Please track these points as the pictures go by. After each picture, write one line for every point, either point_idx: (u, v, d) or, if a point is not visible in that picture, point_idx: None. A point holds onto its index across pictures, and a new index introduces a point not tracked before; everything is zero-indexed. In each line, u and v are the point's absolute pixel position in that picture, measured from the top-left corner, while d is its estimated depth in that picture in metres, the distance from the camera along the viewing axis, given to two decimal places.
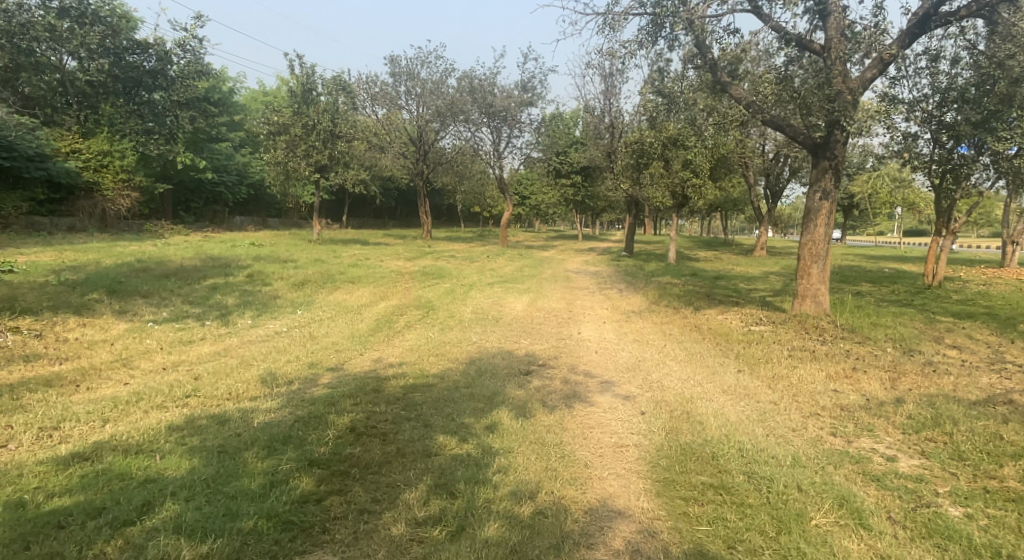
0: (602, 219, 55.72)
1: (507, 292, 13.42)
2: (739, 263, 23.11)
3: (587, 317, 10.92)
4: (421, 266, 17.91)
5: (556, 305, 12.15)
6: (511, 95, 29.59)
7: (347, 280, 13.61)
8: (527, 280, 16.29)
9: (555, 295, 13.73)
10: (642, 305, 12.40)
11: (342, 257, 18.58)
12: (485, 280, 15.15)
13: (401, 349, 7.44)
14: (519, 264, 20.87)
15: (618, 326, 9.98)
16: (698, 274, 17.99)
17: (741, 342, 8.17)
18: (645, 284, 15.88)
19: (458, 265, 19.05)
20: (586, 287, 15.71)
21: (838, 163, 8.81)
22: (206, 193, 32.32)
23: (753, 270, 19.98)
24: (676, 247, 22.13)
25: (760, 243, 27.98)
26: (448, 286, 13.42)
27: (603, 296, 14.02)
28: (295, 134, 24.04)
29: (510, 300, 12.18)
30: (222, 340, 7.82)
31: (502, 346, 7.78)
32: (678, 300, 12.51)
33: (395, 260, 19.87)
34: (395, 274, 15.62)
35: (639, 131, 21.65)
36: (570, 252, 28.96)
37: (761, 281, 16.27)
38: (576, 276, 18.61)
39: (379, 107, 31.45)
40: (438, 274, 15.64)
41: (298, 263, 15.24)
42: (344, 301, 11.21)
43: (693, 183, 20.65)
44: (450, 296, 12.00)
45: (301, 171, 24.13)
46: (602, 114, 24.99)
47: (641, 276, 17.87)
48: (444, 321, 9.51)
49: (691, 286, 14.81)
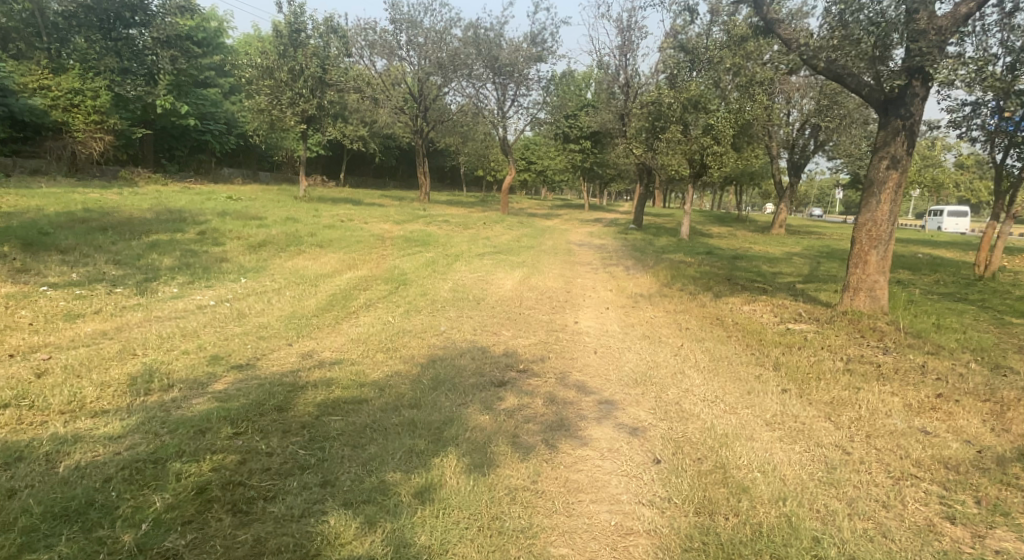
0: (611, 189, 53.56)
1: (498, 265, 11.68)
2: (756, 242, 21.29)
3: (587, 301, 9.24)
4: (408, 231, 16.13)
5: (552, 284, 10.45)
6: (519, 49, 27.26)
7: (316, 243, 11.91)
8: (524, 253, 14.52)
9: (551, 271, 12.01)
10: (654, 288, 10.66)
11: (322, 217, 16.82)
12: (474, 251, 13.38)
13: (345, 340, 5.76)
14: (518, 233, 19.07)
15: (624, 315, 8.27)
16: (714, 252, 16.19)
17: (780, 345, 6.46)
18: (656, 261, 14.13)
19: (450, 232, 17.26)
20: (589, 263, 13.94)
21: (914, 122, 6.93)
22: (191, 141, 30.36)
23: (774, 251, 18.15)
24: (691, 222, 20.26)
25: (777, 222, 26.09)
26: (431, 256, 11.70)
27: (609, 274, 12.26)
28: (281, 80, 22.00)
29: (499, 276, 10.45)
30: (122, 315, 6.14)
31: (478, 340, 6.10)
32: (694, 284, 10.77)
33: (382, 223, 18.09)
34: (376, 238, 13.88)
35: (657, 91, 19.56)
36: (574, 223, 27.06)
37: (786, 264, 14.50)
38: (579, 249, 16.82)
39: (377, 57, 29.19)
40: (422, 242, 13.85)
41: (266, 221, 13.49)
42: (303, 269, 9.53)
43: (713, 151, 18.63)
44: (429, 269, 10.28)
45: (287, 122, 22.13)
46: (616, 72, 22.81)
47: (652, 252, 16.08)
48: (413, 301, 7.83)
49: (708, 266, 13.07)
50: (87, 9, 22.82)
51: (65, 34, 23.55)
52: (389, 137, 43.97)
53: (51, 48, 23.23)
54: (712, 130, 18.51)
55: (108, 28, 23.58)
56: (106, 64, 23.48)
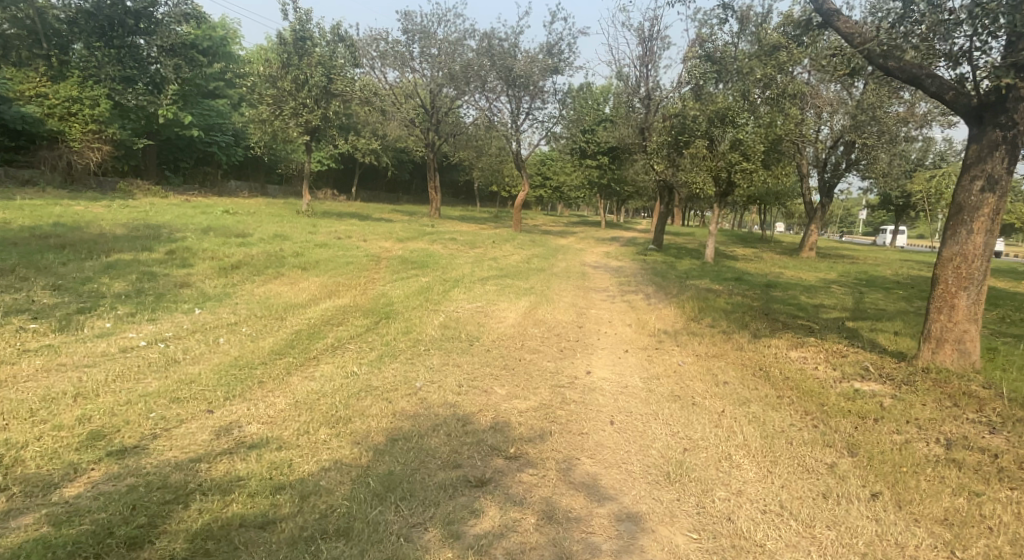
0: (628, 206, 52.18)
1: (501, 293, 10.35)
2: (786, 266, 19.81)
3: (604, 341, 7.85)
4: (408, 250, 14.92)
5: (562, 317, 9.10)
6: (535, 60, 26.09)
7: (301, 265, 10.70)
8: (532, 276, 13.20)
9: (562, 300, 10.67)
10: (681, 324, 9.24)
11: (318, 234, 15.70)
12: (477, 274, 12.09)
13: (286, 402, 4.43)
14: (528, 254, 17.78)
15: (648, 362, 6.87)
16: (743, 279, 14.76)
17: (852, 416, 5.03)
18: (679, 289, 12.72)
19: (454, 251, 16.04)
20: (605, 290, 12.59)
21: (1016, 133, 5.55)
22: (197, 152, 29.68)
23: (808, 277, 16.64)
24: (716, 243, 18.80)
25: (807, 245, 24.62)
26: (425, 281, 10.42)
27: (628, 305, 10.86)
28: (283, 89, 21.07)
29: (500, 306, 9.13)
30: (15, 363, 4.89)
31: (461, 404, 4.74)
32: (726, 318, 9.35)
33: (383, 241, 16.93)
34: (371, 258, 12.67)
35: (681, 103, 18.25)
36: (590, 242, 25.74)
37: (825, 294, 13.03)
38: (594, 272, 15.49)
39: (388, 68, 28.31)
40: (421, 263, 12.60)
41: (251, 239, 12.34)
42: (275, 297, 8.29)
43: (742, 168, 17.17)
44: (421, 297, 8.99)
45: (290, 133, 21.16)
46: (637, 83, 21.56)
47: (674, 277, 14.69)
48: (392, 341, 6.50)
49: (740, 297, 11.64)
50: (88, 15, 22.06)
51: (65, 41, 23.14)
52: (402, 150, 43.12)
53: (51, 55, 22.87)
54: (741, 145, 17.13)
55: (112, 35, 22.87)
56: (107, 72, 22.82)
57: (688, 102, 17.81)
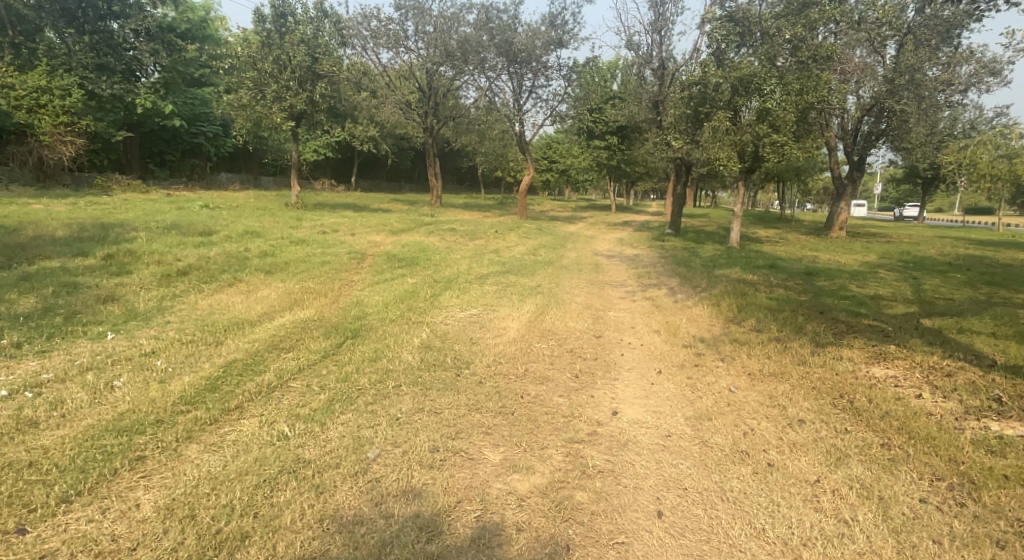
0: (639, 189, 50.22)
1: (502, 295, 8.76)
2: (818, 248, 18.12)
3: (628, 358, 6.25)
4: (400, 244, 13.36)
5: (576, 324, 7.50)
6: (537, 33, 24.24)
7: (269, 266, 9.18)
8: (540, 271, 11.61)
9: (573, 300, 9.05)
10: (720, 329, 7.59)
11: (300, 229, 14.16)
12: (475, 271, 10.47)
13: (156, 507, 2.90)
14: (534, 244, 16.13)
15: (691, 390, 5.25)
16: (778, 266, 13.05)
17: (1008, 484, 3.47)
18: (708, 282, 11.05)
19: (450, 244, 14.42)
20: (622, 286, 10.95)
21: None
22: (183, 144, 28.14)
23: (848, 261, 14.92)
24: (741, 226, 17.03)
25: (837, 223, 22.83)
26: (411, 283, 8.83)
27: (653, 305, 9.21)
28: (264, 71, 19.44)
29: (498, 313, 7.53)
30: None
31: (434, 491, 3.20)
32: (774, 319, 7.71)
33: (374, 234, 15.34)
34: (355, 255, 11.16)
35: (700, 70, 16.40)
36: (601, 227, 24.01)
37: (875, 281, 11.39)
38: (609, 264, 13.82)
39: (382, 48, 26.52)
40: (411, 259, 11.00)
41: (215, 238, 10.78)
42: (221, 312, 6.73)
43: (771, 141, 15.34)
44: (402, 306, 7.40)
45: (273, 118, 19.54)
46: (649, 51, 19.73)
47: (699, 267, 13.02)
48: (354, 372, 4.93)
49: (782, 289, 9.98)
50: None
51: (33, 27, 21.20)
52: (401, 136, 41.36)
53: (17, 42, 20.93)
54: (768, 115, 15.28)
55: (83, 20, 21.43)
56: (79, 59, 21.22)
57: (710, 68, 15.94)
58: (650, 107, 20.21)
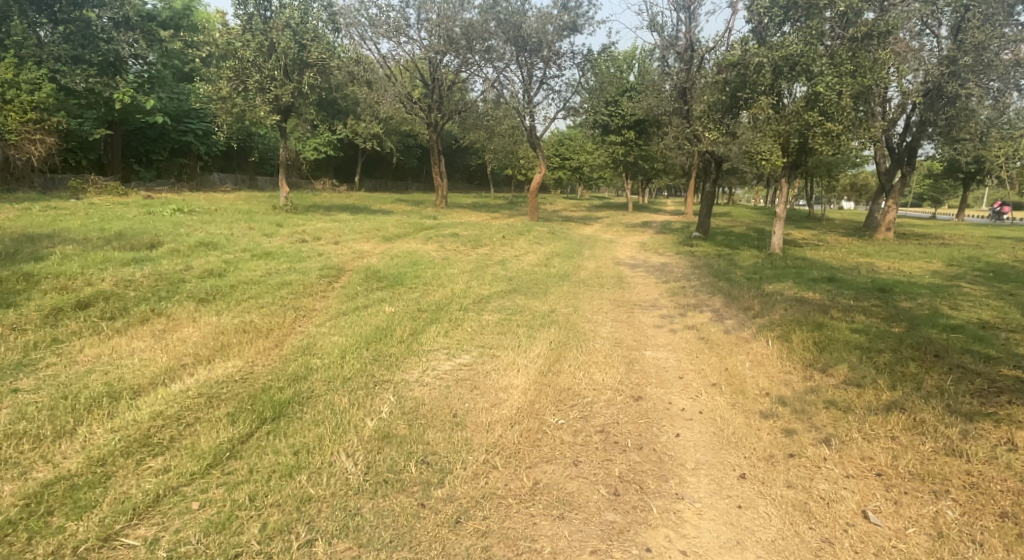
0: (657, 186, 47.76)
1: (507, 328, 6.75)
2: (869, 253, 15.91)
3: (689, 443, 4.22)
4: (390, 256, 11.38)
5: (607, 379, 5.46)
6: (549, 18, 22.08)
7: (211, 291, 7.25)
8: (556, 289, 9.60)
9: (598, 335, 7.01)
10: (805, 385, 5.53)
11: (276, 238, 12.25)
12: (473, 293, 8.47)
13: None
14: (546, 251, 14.12)
15: (801, 524, 3.26)
16: (837, 278, 10.96)
17: None
18: (762, 304, 8.94)
19: (450, 253, 12.46)
20: (656, 310, 8.89)
21: None
22: (171, 142, 26.40)
23: (913, 270, 12.71)
24: (784, 229, 14.82)
25: (884, 224, 20.38)
26: (388, 313, 6.84)
27: (700, 341, 7.17)
28: (246, 59, 17.51)
29: (500, 362, 5.52)
30: None
31: None
32: (878, 368, 5.63)
33: (362, 242, 13.45)
34: (330, 271, 9.24)
35: (740, 50, 14.19)
36: (618, 229, 21.92)
37: (968, 299, 9.22)
38: (635, 276, 11.75)
39: (381, 38, 24.52)
40: (398, 275, 9.05)
41: (158, 253, 8.89)
42: (105, 370, 4.78)
43: (823, 130, 13.13)
44: (369, 353, 5.41)
45: (257, 112, 17.64)
46: (675, 33, 17.59)
47: (743, 280, 10.94)
48: (244, 509, 2.97)
49: (861, 313, 7.87)
50: None
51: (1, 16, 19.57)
52: (406, 133, 39.45)
53: None
54: (818, 101, 13.09)
55: (55, 8, 19.91)
56: (51, 51, 19.67)
57: (750, 46, 13.76)
58: (676, 96, 18.04)
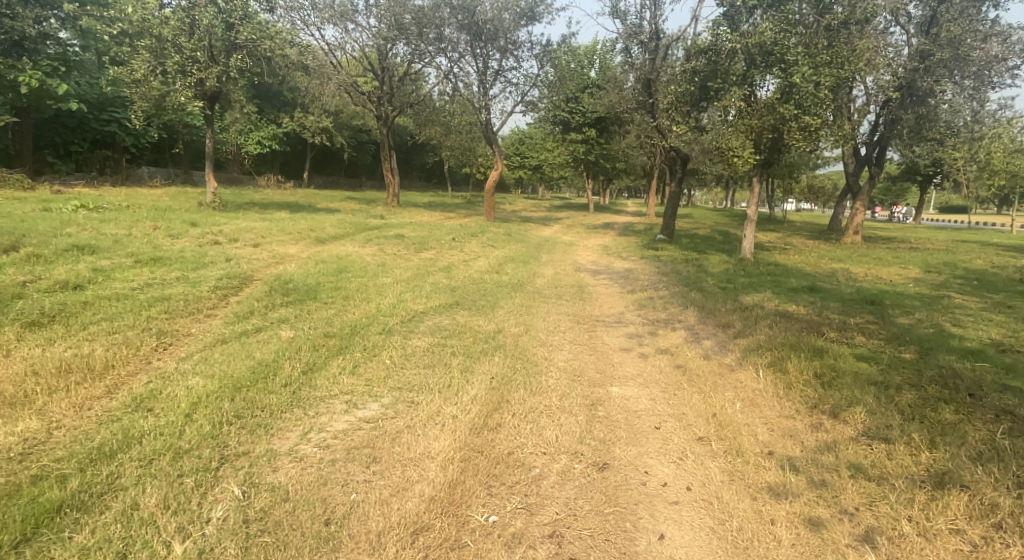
0: (617, 186, 47.03)
1: (436, 360, 5.29)
2: (841, 258, 15.11)
3: (678, 554, 2.96)
4: (314, 262, 9.77)
5: (562, 433, 4.10)
6: (506, 5, 20.74)
7: (54, 311, 5.55)
8: (505, 303, 8.17)
9: (553, 366, 5.64)
10: (817, 438, 4.30)
11: (181, 239, 10.45)
12: (404, 309, 7.00)
13: None
14: (499, 255, 12.70)
15: None
16: (817, 288, 9.95)
17: None
18: (742, 320, 7.75)
19: (388, 258, 10.91)
20: (622, 328, 7.58)
21: None
22: (91, 133, 23.75)
23: (893, 278, 11.87)
24: (755, 232, 13.79)
25: (851, 227, 19.72)
26: (283, 340, 5.29)
27: (676, 372, 5.86)
28: (162, 37, 15.34)
29: (419, 414, 4.09)
30: None
31: None
32: (907, 415, 4.46)
33: (288, 244, 11.76)
34: (233, 281, 7.60)
35: (709, 37, 13.05)
36: (579, 231, 20.70)
37: (965, 313, 8.28)
38: (597, 286, 10.44)
39: (326, 23, 22.66)
40: (312, 286, 7.48)
41: (7, 261, 7.07)
42: None
43: (797, 125, 12.11)
44: (233, 404, 3.89)
45: (176, 97, 15.52)
46: (639, 22, 16.40)
47: (717, 290, 9.80)
48: None
49: (860, 335, 6.75)
50: None
51: None
52: (357, 128, 37.42)
53: None
54: (792, 93, 12.05)
55: None
56: None
57: (723, 32, 12.62)
58: (639, 90, 16.89)
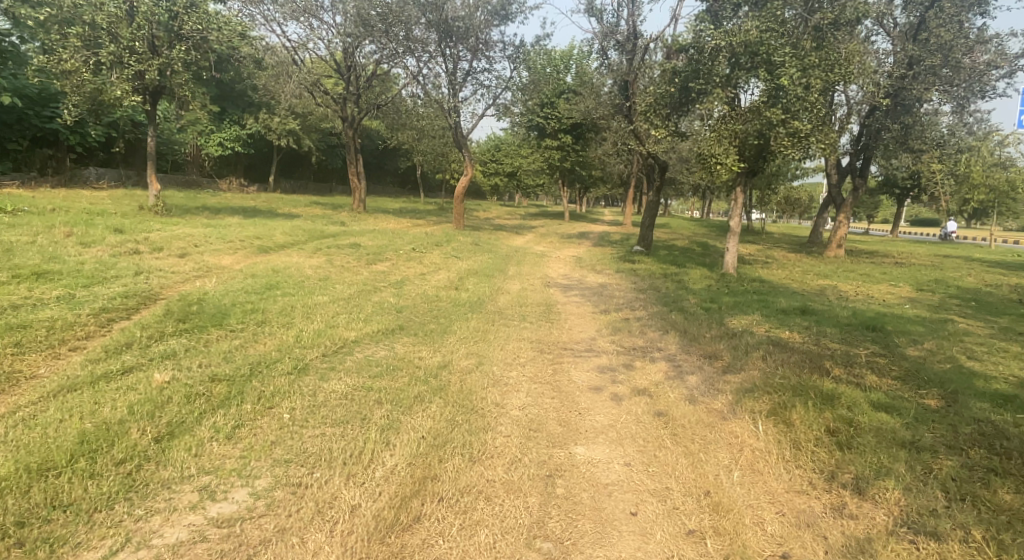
0: (594, 194, 46.35)
1: (352, 413, 4.09)
2: (827, 273, 14.36)
3: None
4: (243, 276, 8.50)
5: (503, 532, 3.02)
6: (479, 3, 19.76)
7: None
8: (459, 328, 7.00)
9: (506, 417, 4.49)
10: (844, 533, 3.27)
11: (93, 248, 9.07)
12: (332, 336, 5.82)
13: None
14: (462, 268, 11.53)
15: None
16: (809, 309, 9.07)
17: None
18: (731, 350, 6.74)
19: (333, 271, 9.68)
20: (592, 359, 6.48)
21: None
22: (31, 130, 21.39)
23: (886, 297, 11.11)
24: (738, 246, 12.90)
25: (834, 240, 19.01)
26: (150, 388, 4.02)
27: (656, 422, 4.78)
28: (94, 24, 13.89)
29: (306, 507, 2.96)
30: None
31: None
32: (954, 498, 3.50)
33: (224, 254, 10.47)
34: (131, 300, 6.31)
35: (692, 35, 12.14)
36: (552, 241, 19.68)
37: (976, 342, 7.46)
38: (567, 304, 9.36)
39: (288, 17, 21.33)
40: (223, 307, 6.24)
41: None
42: None
43: (784, 130, 11.26)
44: (22, 502, 2.69)
45: (111, 91, 14.06)
46: (616, 21, 15.46)
47: (700, 310, 8.83)
48: None
49: (869, 374, 5.78)
50: None
51: None
52: (325, 131, 35.99)
53: None
54: (779, 97, 11.23)
55: None
56: None
57: (705, 29, 11.70)
58: (617, 93, 15.97)
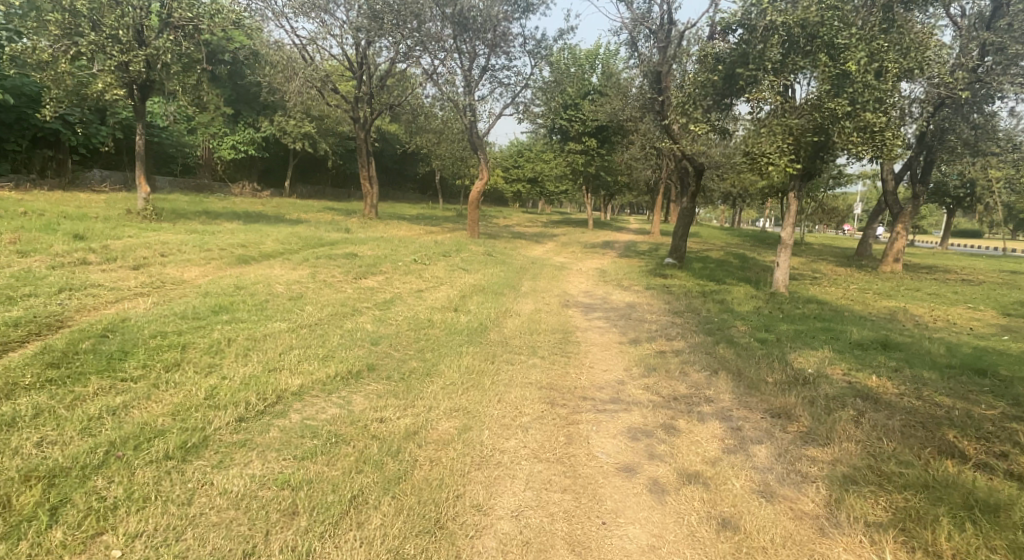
0: (620, 202, 44.62)
1: (236, 548, 2.65)
2: (889, 293, 12.50)
3: None
4: (197, 293, 7.04)
5: None
6: None
7: None
8: (447, 368, 5.41)
9: (489, 539, 2.95)
10: None
11: (31, 258, 7.72)
12: (268, 386, 4.27)
13: None
14: (468, 284, 9.97)
15: None
16: (891, 342, 7.30)
17: None
18: (807, 406, 5.03)
19: (311, 287, 8.19)
20: (620, 416, 4.84)
21: None
22: (30, 130, 20.24)
23: (973, 325, 9.27)
24: (789, 261, 11.10)
25: (889, 253, 17.01)
26: None
27: (722, 543, 3.13)
28: (73, 11, 12.68)
29: None
30: None
31: None
32: None
33: (193, 265, 9.08)
34: (22, 327, 4.85)
35: (739, 15, 10.43)
36: (574, 251, 18.08)
37: None
38: (589, 331, 7.72)
39: (296, 12, 20.11)
40: (135, 340, 4.74)
41: None
42: None
43: (851, 124, 9.49)
44: None
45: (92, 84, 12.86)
46: (648, 7, 13.83)
47: (754, 342, 7.11)
48: None
49: (1021, 457, 4.02)
50: None
51: None
52: (342, 134, 34.95)
53: None
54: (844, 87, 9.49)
55: None
56: None
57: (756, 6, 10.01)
58: (647, 87, 14.32)
